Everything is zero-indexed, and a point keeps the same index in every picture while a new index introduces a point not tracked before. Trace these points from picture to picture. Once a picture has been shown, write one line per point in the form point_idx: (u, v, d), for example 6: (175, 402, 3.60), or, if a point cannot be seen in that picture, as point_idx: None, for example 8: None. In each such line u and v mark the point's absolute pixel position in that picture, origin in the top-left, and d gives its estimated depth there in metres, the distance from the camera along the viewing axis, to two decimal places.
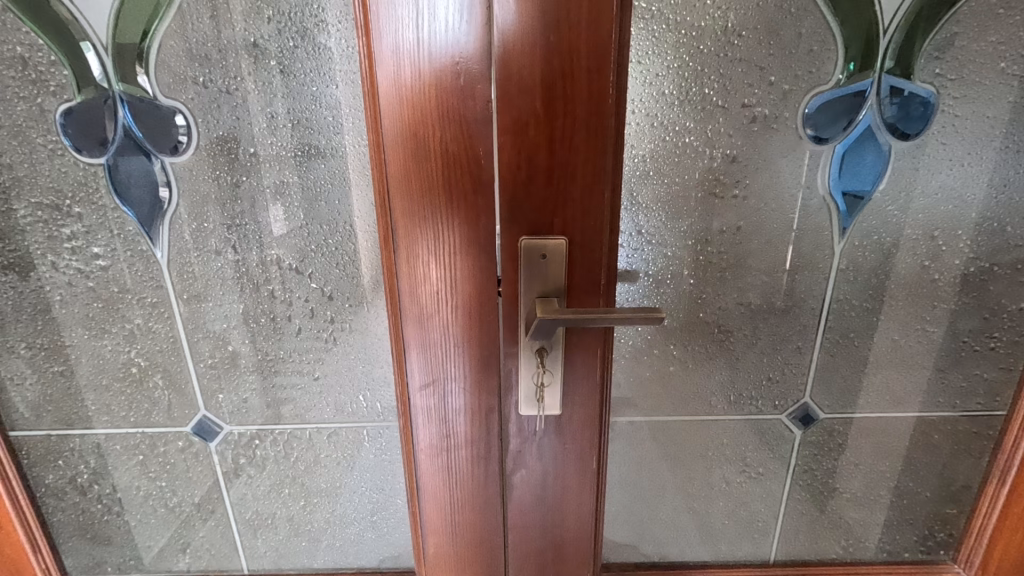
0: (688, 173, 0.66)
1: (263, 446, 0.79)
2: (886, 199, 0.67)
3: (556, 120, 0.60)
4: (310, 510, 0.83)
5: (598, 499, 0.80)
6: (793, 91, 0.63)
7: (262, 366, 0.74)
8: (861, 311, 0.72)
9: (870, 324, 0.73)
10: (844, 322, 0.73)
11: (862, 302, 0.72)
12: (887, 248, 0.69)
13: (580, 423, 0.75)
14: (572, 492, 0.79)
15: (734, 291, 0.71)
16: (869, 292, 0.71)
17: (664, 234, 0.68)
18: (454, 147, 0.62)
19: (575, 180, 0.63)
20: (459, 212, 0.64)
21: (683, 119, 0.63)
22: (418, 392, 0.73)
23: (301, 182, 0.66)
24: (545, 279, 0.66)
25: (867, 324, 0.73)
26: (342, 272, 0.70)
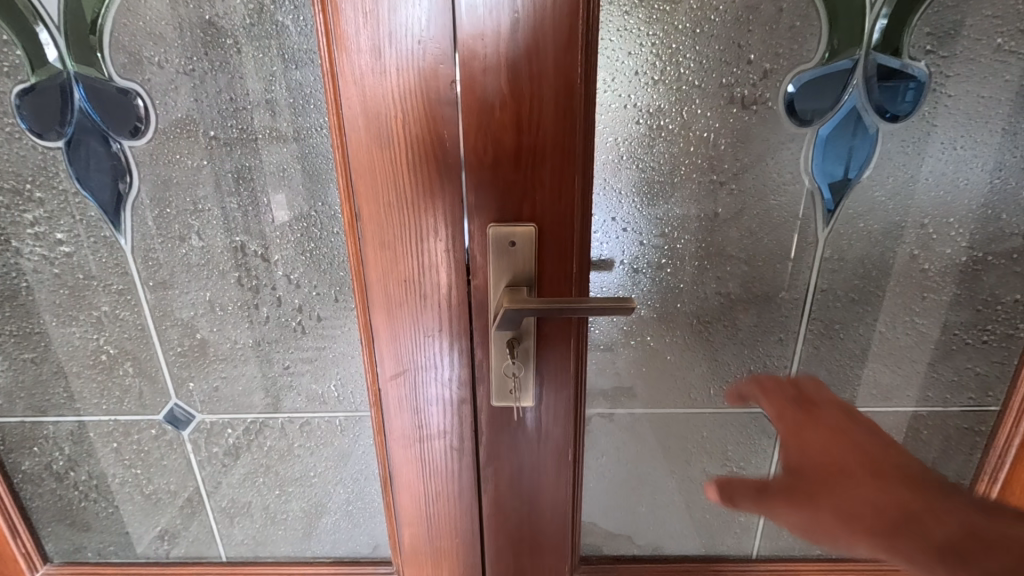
0: (664, 157, 0.63)
1: (236, 435, 0.78)
2: (876, 184, 0.63)
3: (523, 101, 0.58)
4: (286, 499, 0.83)
5: (574, 492, 0.79)
6: (774, 70, 0.59)
7: (232, 354, 0.73)
8: (847, 302, 0.69)
9: (856, 315, 0.69)
10: (828, 313, 0.69)
11: (848, 293, 0.68)
12: (877, 238, 0.66)
13: (555, 415, 0.73)
14: (548, 485, 0.77)
15: (712, 280, 0.68)
16: (855, 284, 0.68)
17: (639, 221, 0.66)
18: (419, 130, 0.60)
19: (544, 164, 0.60)
20: (425, 198, 0.62)
21: (657, 100, 0.60)
22: (390, 382, 0.72)
23: (263, 167, 0.65)
24: (514, 268, 0.64)
25: (853, 315, 0.69)
26: (309, 259, 0.69)
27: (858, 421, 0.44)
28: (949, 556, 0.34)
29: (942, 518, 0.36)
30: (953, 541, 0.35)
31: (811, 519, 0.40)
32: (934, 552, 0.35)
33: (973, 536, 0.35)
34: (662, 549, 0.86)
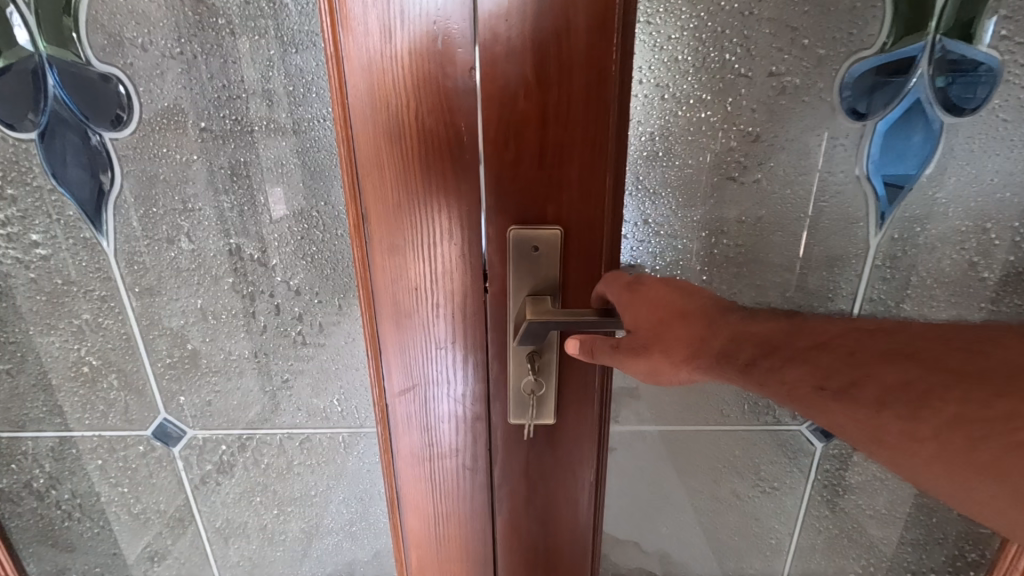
0: (704, 154, 0.57)
1: (231, 452, 0.72)
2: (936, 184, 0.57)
3: (549, 89, 0.52)
4: (284, 519, 0.77)
5: (594, 515, 0.73)
6: (829, 57, 0.53)
7: (226, 366, 0.67)
8: (899, 314, 0.62)
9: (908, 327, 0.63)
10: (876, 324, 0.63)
11: (898, 303, 0.62)
12: (933, 244, 0.60)
13: (575, 433, 0.68)
14: (566, 507, 0.72)
15: (751, 287, 0.62)
16: (907, 293, 0.62)
17: (674, 224, 0.60)
18: (432, 122, 0.54)
19: (572, 160, 0.54)
20: (438, 197, 0.57)
21: (699, 91, 0.55)
22: (398, 397, 0.67)
23: (259, 162, 0.59)
24: (537, 275, 0.58)
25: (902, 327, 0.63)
26: (310, 264, 0.63)
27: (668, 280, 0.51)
28: (724, 361, 0.44)
29: (715, 332, 0.46)
30: (727, 351, 0.45)
31: (646, 366, 0.49)
32: (714, 360, 0.45)
33: (739, 343, 0.44)
34: (670, 555, 0.80)
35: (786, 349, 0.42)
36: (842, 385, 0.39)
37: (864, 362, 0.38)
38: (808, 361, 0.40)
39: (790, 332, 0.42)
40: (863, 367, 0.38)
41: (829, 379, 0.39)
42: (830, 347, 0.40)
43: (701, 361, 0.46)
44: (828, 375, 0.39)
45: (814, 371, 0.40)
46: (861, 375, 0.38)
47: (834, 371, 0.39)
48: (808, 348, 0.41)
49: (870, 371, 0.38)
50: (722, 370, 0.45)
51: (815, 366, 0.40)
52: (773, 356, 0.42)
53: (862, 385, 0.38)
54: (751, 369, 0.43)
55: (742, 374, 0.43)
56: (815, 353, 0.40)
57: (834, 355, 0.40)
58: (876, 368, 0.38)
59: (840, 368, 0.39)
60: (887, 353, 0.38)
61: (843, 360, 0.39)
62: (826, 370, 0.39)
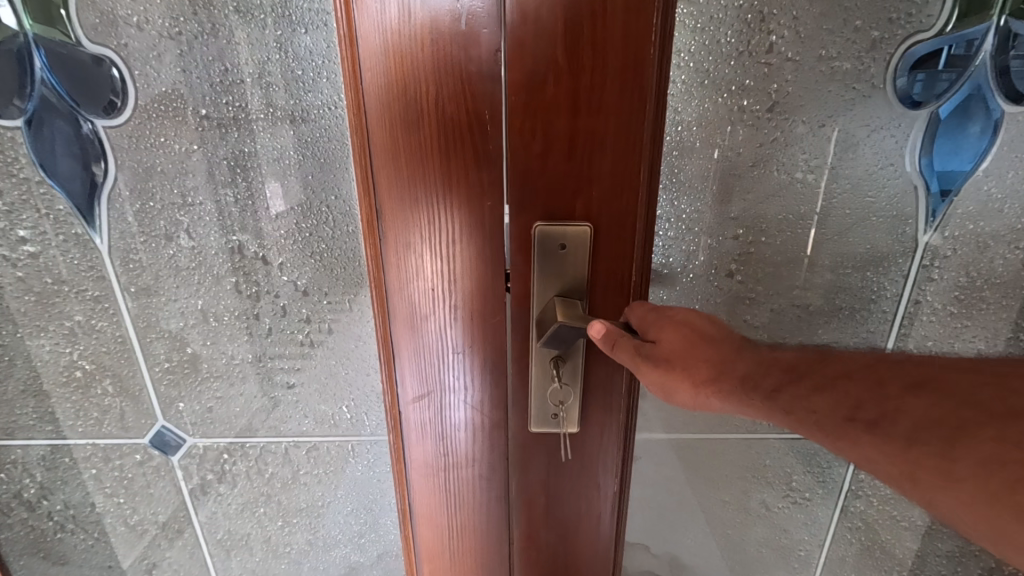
0: (744, 145, 0.53)
1: (233, 461, 0.68)
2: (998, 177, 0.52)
3: (580, 74, 0.48)
4: (289, 531, 0.74)
5: (615, 530, 0.69)
6: (884, 40, 0.49)
7: (228, 371, 0.63)
8: (945, 317, 0.57)
9: (953, 331, 0.58)
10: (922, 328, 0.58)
11: (945, 305, 0.57)
12: (987, 243, 0.54)
13: (599, 442, 0.64)
14: (588, 520, 0.68)
15: (790, 289, 0.59)
16: (955, 294, 0.56)
17: (709, 220, 0.56)
18: (453, 110, 0.50)
19: (603, 151, 0.50)
20: (458, 191, 0.53)
21: (741, 77, 0.51)
22: (411, 403, 0.63)
23: (263, 153, 0.55)
24: (564, 274, 0.54)
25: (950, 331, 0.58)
26: (318, 263, 0.59)
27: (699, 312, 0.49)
28: (748, 388, 0.42)
29: (740, 360, 0.44)
30: (752, 375, 0.43)
31: (658, 380, 0.46)
32: (737, 385, 0.43)
33: (765, 369, 0.42)
34: (679, 558, 0.76)
35: (812, 379, 0.40)
36: (871, 417, 0.36)
37: (892, 395, 0.36)
38: (836, 391, 0.38)
39: (818, 361, 0.41)
40: (893, 398, 0.36)
41: (857, 410, 0.36)
42: (858, 377, 0.38)
43: (724, 386, 0.44)
44: (856, 406, 0.37)
45: (842, 402, 0.37)
46: (891, 407, 0.35)
47: (863, 402, 0.37)
48: (835, 378, 0.39)
49: (899, 404, 0.35)
50: (745, 396, 0.42)
51: (843, 396, 0.38)
52: (799, 384, 0.40)
53: (892, 418, 0.35)
54: (775, 396, 0.41)
55: (767, 401, 0.41)
56: (843, 382, 0.38)
57: (862, 385, 0.37)
58: (905, 401, 0.35)
59: (870, 398, 0.36)
60: (917, 386, 0.35)
61: (871, 391, 0.37)
62: (854, 402, 0.37)
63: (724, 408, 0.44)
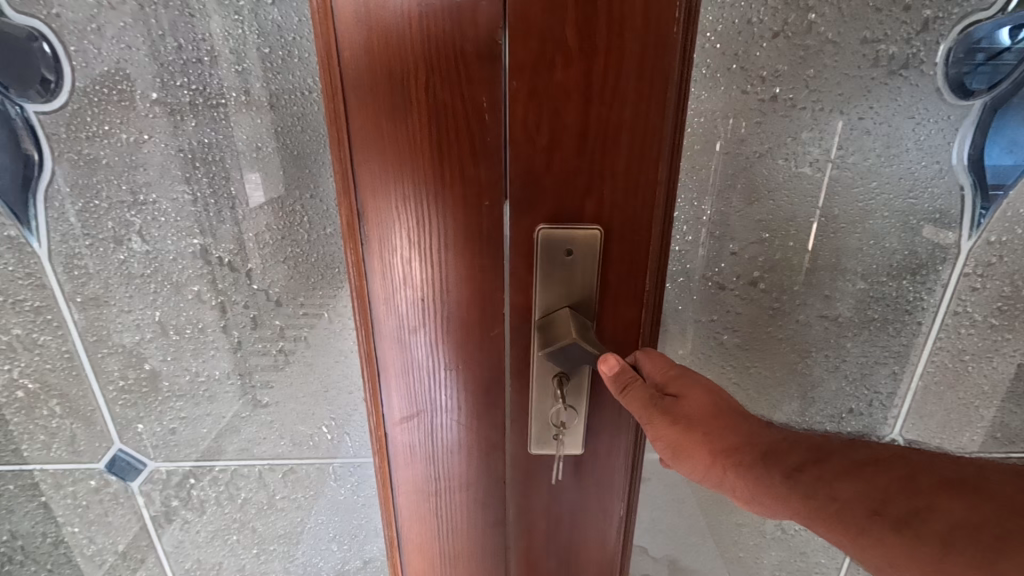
0: (773, 138, 0.47)
1: (200, 486, 0.62)
2: None
3: (593, 57, 0.41)
4: (266, 559, 0.67)
5: (620, 559, 0.63)
6: (937, 19, 0.43)
7: (192, 389, 0.57)
8: (985, 330, 0.52)
9: (993, 344, 0.53)
10: (958, 342, 0.53)
11: (985, 317, 0.52)
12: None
13: (604, 464, 0.58)
14: (591, 546, 0.62)
15: (819, 299, 0.52)
16: (997, 305, 0.51)
17: (731, 222, 0.50)
18: (445, 96, 0.44)
19: (617, 146, 0.44)
20: (451, 189, 0.47)
21: (773, 60, 0.45)
22: (398, 423, 0.57)
23: (227, 144, 0.48)
24: (570, 283, 0.48)
25: (989, 346, 0.53)
26: (293, 269, 0.53)
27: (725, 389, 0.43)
28: (769, 464, 0.36)
29: (763, 435, 0.38)
30: (775, 451, 0.37)
31: (669, 439, 0.40)
32: (759, 459, 0.37)
33: (789, 447, 0.37)
34: (678, 561, 0.71)
35: (837, 461, 0.34)
36: (902, 514, 0.31)
37: (924, 490, 0.31)
38: (862, 477, 0.33)
39: (845, 444, 0.36)
40: (925, 495, 0.31)
41: (885, 503, 0.31)
42: (884, 464, 0.33)
43: (743, 458, 0.37)
44: (884, 499, 0.32)
45: (869, 492, 0.32)
46: (925, 507, 0.30)
47: (891, 495, 0.32)
48: (862, 463, 0.34)
49: (932, 502, 0.30)
50: (764, 472, 0.36)
51: (870, 485, 0.32)
52: (823, 466, 0.35)
53: (925, 517, 0.30)
54: (797, 477, 0.35)
55: (787, 481, 0.35)
56: (869, 469, 0.33)
57: (890, 474, 0.32)
58: (938, 500, 0.30)
59: (901, 493, 0.31)
60: (951, 484, 0.30)
61: (901, 483, 0.32)
62: (881, 494, 0.32)
63: (737, 488, 0.38)
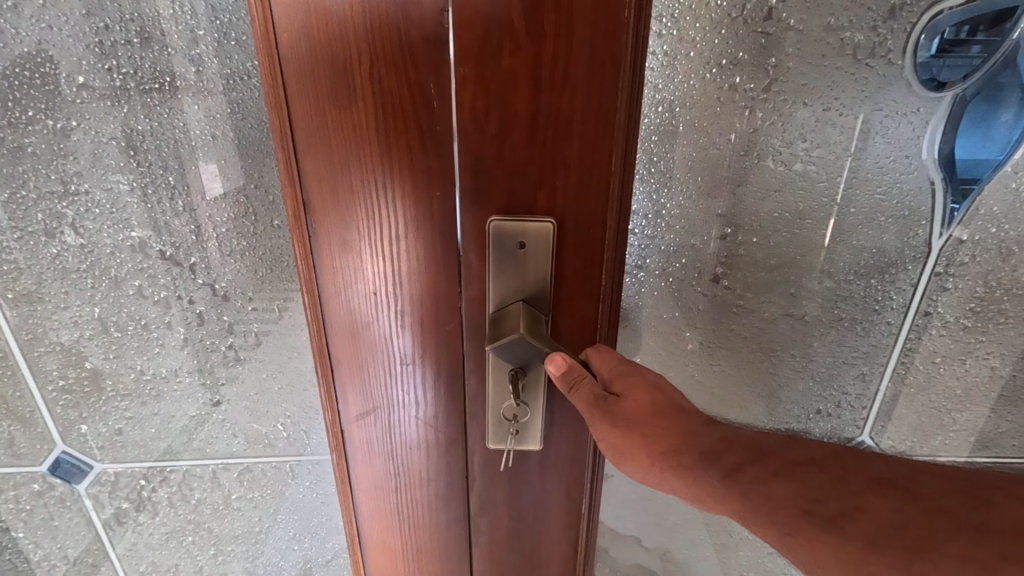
0: (735, 130, 0.45)
1: (152, 488, 0.60)
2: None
3: (542, 42, 0.39)
4: (224, 559, 0.65)
5: (586, 559, 0.61)
6: (905, 6, 0.41)
7: (137, 388, 0.55)
8: (957, 331, 0.51)
9: (965, 346, 0.51)
10: (929, 343, 0.51)
11: (957, 319, 0.50)
12: (1011, 249, 0.47)
13: (565, 461, 0.56)
14: (554, 544, 0.61)
15: (785, 297, 0.51)
16: (970, 306, 0.50)
17: (694, 217, 0.48)
18: (392, 82, 0.42)
19: (570, 135, 0.42)
20: (401, 178, 0.45)
21: (735, 48, 0.43)
22: (355, 421, 0.55)
23: (162, 132, 0.46)
24: (524, 276, 0.46)
25: (961, 347, 0.51)
26: (240, 263, 0.51)
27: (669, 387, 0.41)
28: (707, 464, 0.35)
29: (703, 433, 0.37)
30: (714, 451, 0.36)
31: (611, 441, 0.39)
32: (697, 460, 0.36)
33: (728, 445, 0.36)
34: (671, 553, 0.68)
35: (773, 461, 0.34)
36: (832, 512, 0.31)
37: (854, 489, 0.31)
38: (795, 477, 0.33)
39: (783, 443, 0.35)
40: (855, 494, 0.31)
41: (817, 502, 0.32)
42: (820, 464, 0.33)
43: (683, 459, 0.36)
44: (816, 498, 0.32)
45: (802, 491, 0.32)
46: (854, 506, 0.31)
47: (824, 494, 0.32)
48: (798, 463, 0.34)
49: (861, 502, 0.31)
50: (702, 474, 0.35)
51: (804, 484, 0.33)
52: (760, 465, 0.34)
53: (854, 517, 0.31)
54: (735, 477, 0.34)
55: (724, 482, 0.34)
56: (803, 468, 0.33)
57: (825, 475, 0.33)
58: (868, 500, 0.31)
59: (833, 491, 0.32)
60: (880, 484, 0.31)
61: (834, 482, 0.32)
62: (814, 494, 0.32)
63: (677, 488, 0.36)
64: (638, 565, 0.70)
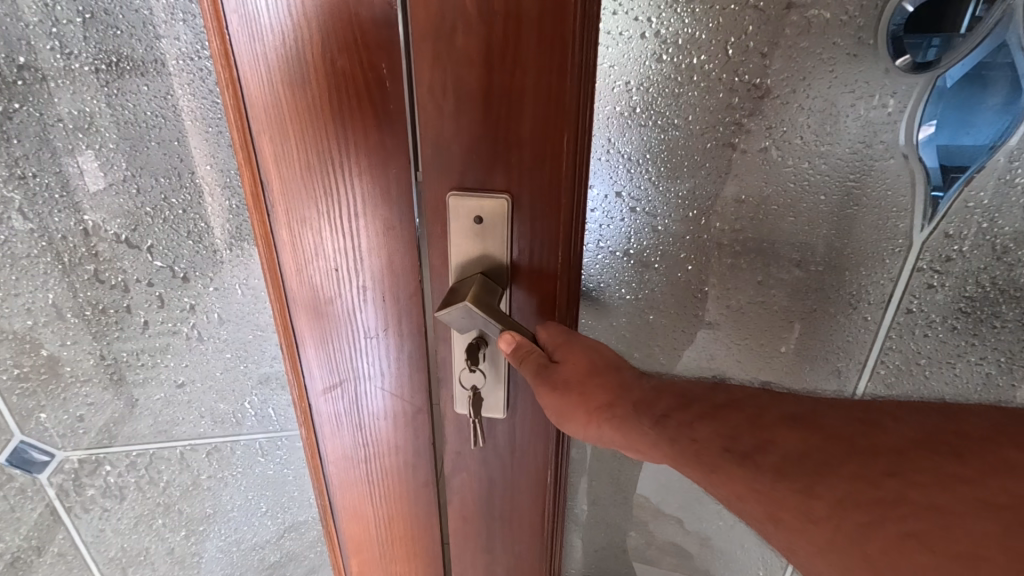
0: (694, 112, 0.44)
1: (116, 472, 0.59)
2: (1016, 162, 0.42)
3: (491, 19, 0.38)
4: (196, 540, 0.65)
5: (554, 534, 0.60)
6: None
7: (94, 373, 0.54)
8: (948, 333, 0.48)
9: (955, 349, 0.49)
10: (915, 348, 0.49)
11: (949, 321, 0.48)
12: (1005, 247, 0.44)
13: (530, 440, 0.54)
14: (524, 522, 0.59)
15: (751, 282, 0.49)
16: (959, 307, 0.47)
17: (654, 199, 0.47)
18: (342, 59, 0.41)
19: (522, 114, 0.40)
20: (356, 157, 0.44)
21: (692, 28, 0.41)
22: (322, 397, 0.55)
23: (110, 113, 0.45)
24: (482, 250, 0.45)
25: (951, 351, 0.49)
26: (196, 244, 0.50)
27: (608, 351, 0.42)
28: (640, 413, 0.37)
29: (637, 386, 0.39)
30: (646, 400, 0.37)
31: (557, 405, 0.40)
32: (631, 410, 0.37)
33: (659, 394, 0.37)
34: (712, 539, 0.66)
35: (700, 405, 0.35)
36: (747, 448, 0.30)
37: (766, 425, 0.31)
38: (716, 419, 0.33)
39: (710, 388, 0.36)
40: (769, 429, 0.31)
41: (734, 440, 0.31)
42: (739, 406, 0.33)
43: (617, 410, 0.38)
44: (734, 436, 0.31)
45: (722, 430, 0.32)
46: (767, 440, 0.30)
47: (740, 433, 0.31)
48: (719, 407, 0.34)
49: (774, 436, 0.30)
50: (635, 422, 0.36)
51: (723, 424, 0.33)
52: (686, 410, 0.35)
53: (765, 449, 0.30)
54: (664, 423, 0.35)
55: (655, 428, 0.35)
56: (724, 411, 0.33)
57: (742, 414, 0.32)
58: (780, 434, 0.30)
59: (750, 427, 0.31)
60: (791, 418, 0.31)
61: (750, 423, 0.32)
62: (732, 432, 0.32)
63: (615, 439, 0.38)
64: (673, 546, 0.67)
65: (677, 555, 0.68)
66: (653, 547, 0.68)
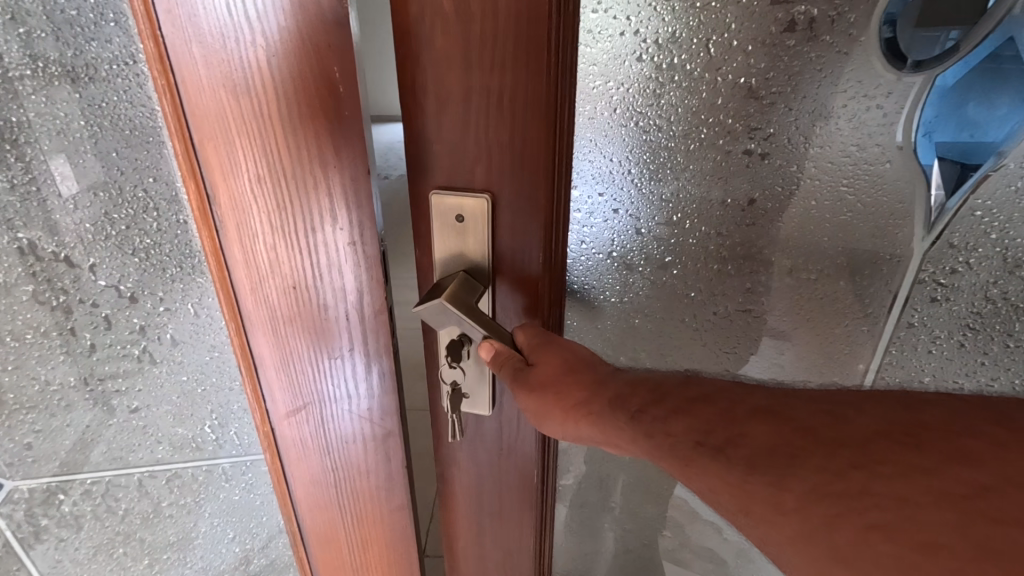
0: (676, 114, 0.40)
1: (71, 502, 0.56)
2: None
3: (462, 18, 0.34)
4: (161, 568, 0.62)
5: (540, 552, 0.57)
6: None
7: (39, 399, 0.51)
8: (953, 350, 0.45)
9: (964, 368, 0.45)
10: (919, 365, 0.46)
11: (954, 335, 0.44)
12: (1018, 261, 0.41)
13: (508, 456, 0.51)
14: (507, 539, 0.57)
15: (739, 290, 0.46)
16: (967, 323, 0.44)
17: (638, 203, 0.44)
18: (291, 63, 0.37)
19: (499, 120, 0.37)
20: (309, 168, 0.40)
21: (671, 24, 0.38)
22: (286, 420, 0.51)
23: (40, 124, 0.41)
24: (464, 251, 0.42)
25: (959, 367, 0.45)
26: (142, 262, 0.46)
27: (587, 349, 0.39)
28: (615, 407, 0.33)
29: (613, 380, 0.34)
30: (621, 395, 0.33)
31: (533, 404, 0.37)
32: (606, 405, 0.33)
33: (633, 388, 0.33)
34: (749, 551, 0.63)
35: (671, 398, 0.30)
36: (718, 442, 0.26)
37: (738, 418, 0.26)
38: (689, 412, 0.28)
39: (682, 382, 0.31)
40: (740, 422, 0.26)
41: (706, 432, 0.27)
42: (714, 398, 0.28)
43: (593, 406, 0.34)
44: (707, 430, 0.27)
45: (694, 424, 0.28)
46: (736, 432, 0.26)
47: (712, 426, 0.27)
48: (693, 399, 0.29)
49: (745, 430, 0.26)
50: (610, 416, 0.33)
51: (696, 419, 0.28)
52: (661, 403, 0.30)
53: (735, 442, 0.26)
54: (638, 419, 0.31)
55: (629, 423, 0.31)
56: (698, 403, 0.29)
57: (714, 407, 0.28)
58: (752, 426, 0.26)
59: (722, 421, 0.27)
60: (764, 410, 0.26)
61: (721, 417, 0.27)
62: (705, 425, 0.27)
63: (593, 438, 0.34)
64: (707, 550, 0.64)
65: (713, 561, 0.65)
66: (688, 548, 0.65)
